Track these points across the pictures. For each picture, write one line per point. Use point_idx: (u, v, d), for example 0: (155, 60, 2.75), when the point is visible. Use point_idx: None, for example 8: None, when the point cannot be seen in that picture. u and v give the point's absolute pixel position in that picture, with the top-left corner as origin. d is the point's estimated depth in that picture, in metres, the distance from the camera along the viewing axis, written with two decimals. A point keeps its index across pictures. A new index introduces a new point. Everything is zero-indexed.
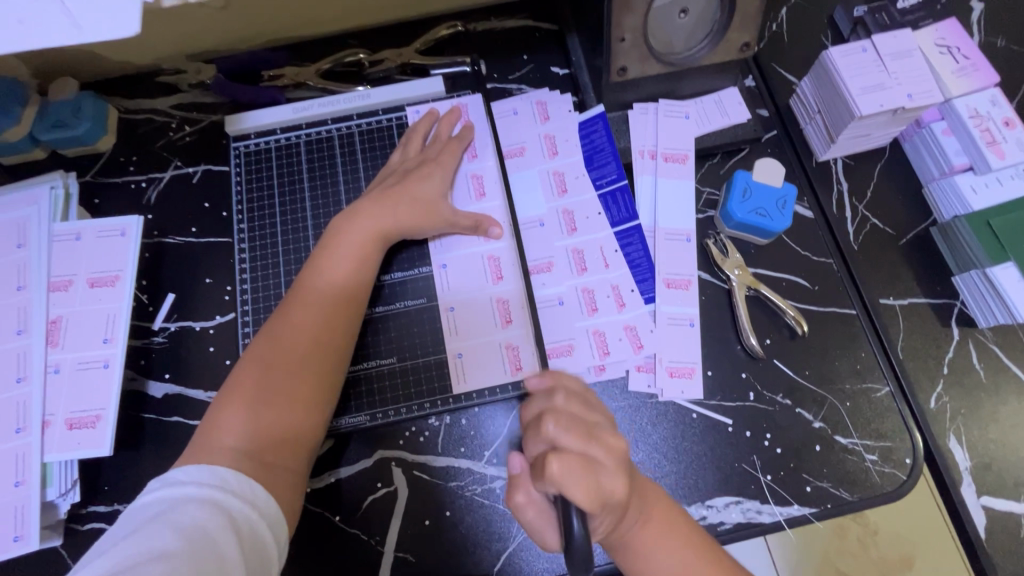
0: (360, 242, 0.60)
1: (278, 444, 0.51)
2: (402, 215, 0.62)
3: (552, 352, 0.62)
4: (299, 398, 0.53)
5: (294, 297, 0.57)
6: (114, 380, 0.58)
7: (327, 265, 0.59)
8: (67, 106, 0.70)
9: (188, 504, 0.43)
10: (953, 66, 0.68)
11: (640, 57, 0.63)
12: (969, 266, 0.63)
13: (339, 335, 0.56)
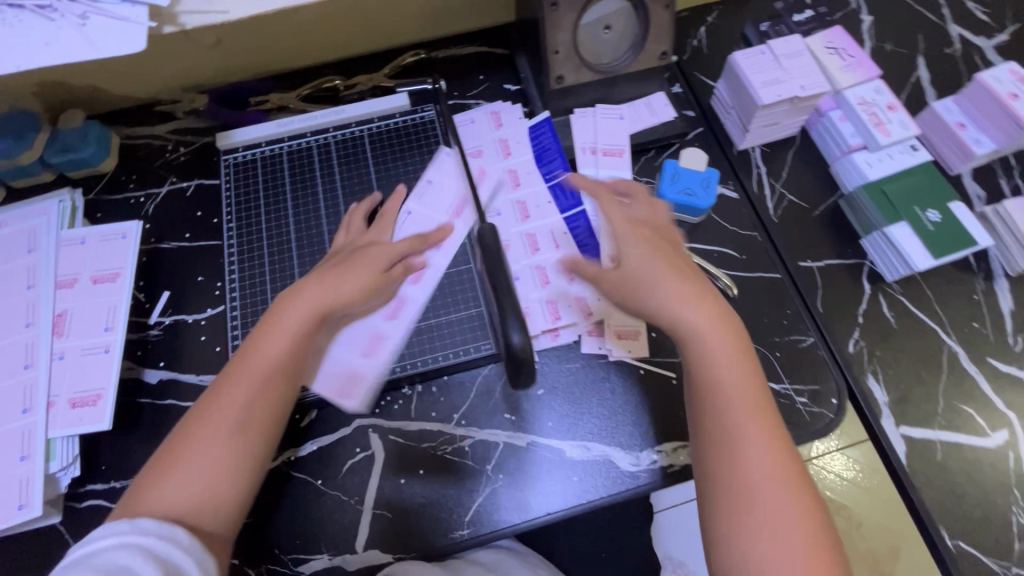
0: (303, 318, 0.60)
1: (211, 504, 0.52)
2: (345, 291, 0.63)
3: None
4: (231, 471, 0.53)
5: (232, 371, 0.58)
6: (114, 363, 0.64)
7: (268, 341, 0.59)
8: (75, 133, 0.79)
9: (113, 547, 0.44)
10: (841, 64, 0.80)
11: (575, 66, 0.75)
12: (871, 229, 0.74)
13: (275, 409, 0.57)
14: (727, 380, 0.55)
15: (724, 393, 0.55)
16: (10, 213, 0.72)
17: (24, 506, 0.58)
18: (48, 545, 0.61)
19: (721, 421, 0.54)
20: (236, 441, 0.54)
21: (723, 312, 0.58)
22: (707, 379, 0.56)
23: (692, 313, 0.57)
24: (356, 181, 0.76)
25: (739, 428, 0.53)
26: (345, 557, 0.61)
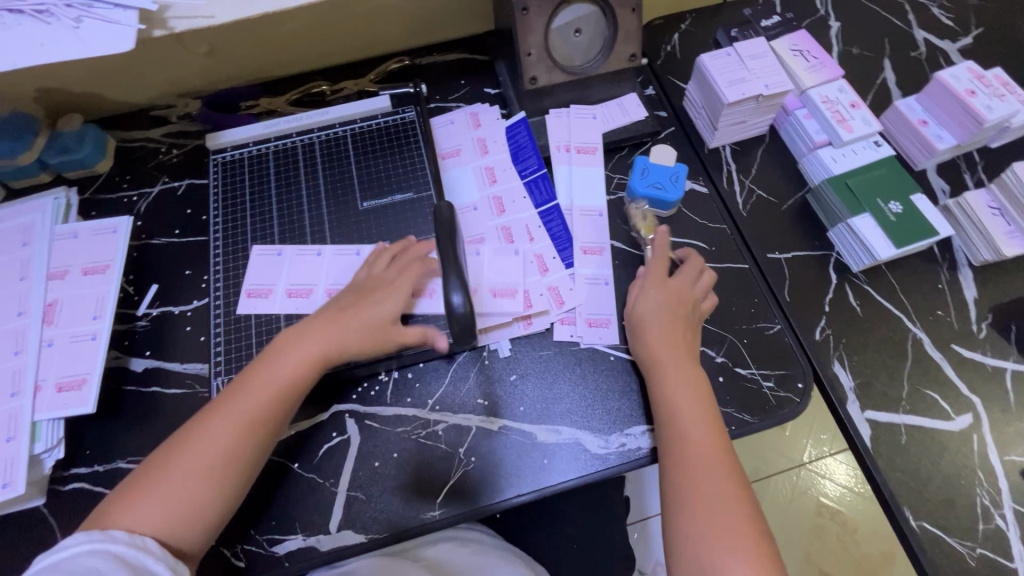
0: (298, 369, 0.61)
1: (184, 526, 0.54)
2: (343, 345, 0.62)
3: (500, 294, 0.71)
4: (201, 507, 0.54)
5: (221, 403, 0.58)
6: (100, 349, 0.67)
7: (260, 384, 0.59)
8: (72, 135, 0.83)
9: (84, 554, 0.48)
10: (805, 65, 0.83)
11: (547, 67, 0.78)
12: (836, 221, 0.75)
13: (255, 451, 0.58)
14: (692, 421, 0.60)
15: (689, 431, 0.60)
16: (7, 210, 0.75)
17: (7, 485, 0.59)
18: (30, 526, 0.63)
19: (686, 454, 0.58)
20: (210, 478, 0.55)
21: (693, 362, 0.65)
22: (673, 416, 0.61)
23: (669, 361, 0.64)
24: (338, 178, 0.79)
25: (697, 463, 0.58)
26: (318, 537, 0.62)
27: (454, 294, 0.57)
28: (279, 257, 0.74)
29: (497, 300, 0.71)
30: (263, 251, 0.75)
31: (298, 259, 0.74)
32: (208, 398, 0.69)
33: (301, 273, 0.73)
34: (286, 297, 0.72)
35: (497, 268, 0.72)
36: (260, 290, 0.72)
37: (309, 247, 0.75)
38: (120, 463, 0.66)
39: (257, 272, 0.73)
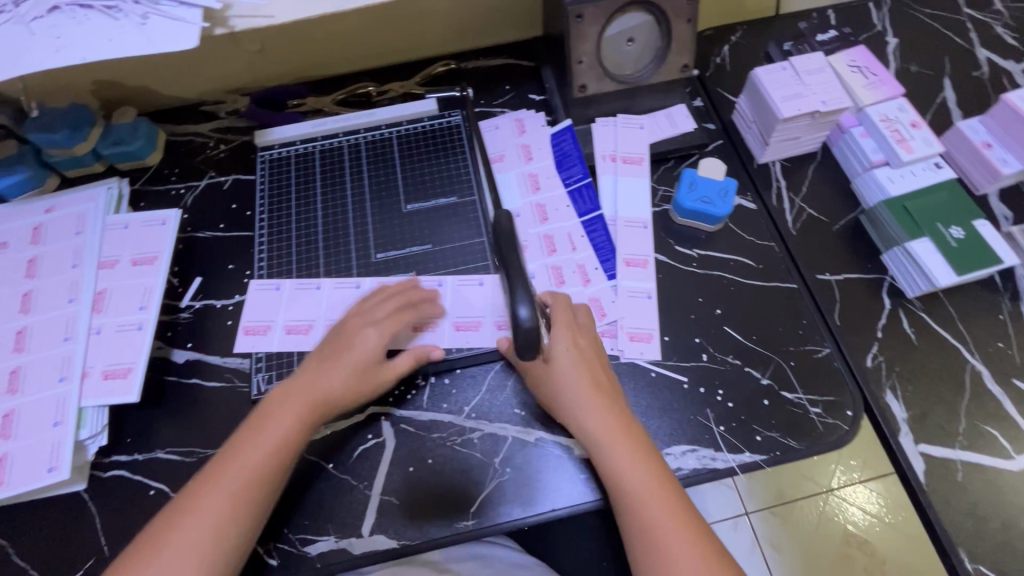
0: (278, 426, 0.60)
1: None
2: (319, 395, 0.62)
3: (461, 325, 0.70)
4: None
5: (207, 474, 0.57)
6: (147, 339, 0.68)
7: (238, 447, 0.58)
8: (126, 127, 0.85)
9: None
10: (864, 82, 0.80)
11: (597, 76, 0.77)
12: (892, 244, 0.73)
13: (248, 520, 0.56)
14: (643, 481, 0.57)
15: (640, 491, 0.57)
16: (62, 198, 0.77)
17: (52, 469, 0.60)
18: (72, 510, 0.64)
19: (641, 520, 0.56)
20: (201, 557, 0.53)
21: (626, 416, 0.62)
22: (621, 481, 0.58)
23: (601, 425, 0.60)
24: (383, 180, 0.79)
25: (655, 523, 0.56)
26: (351, 540, 0.62)
27: (521, 307, 0.50)
28: (279, 291, 0.73)
29: (500, 334, 0.69)
30: (262, 285, 0.73)
31: (299, 292, 0.73)
32: (246, 393, 0.70)
33: (306, 307, 0.72)
34: (286, 334, 0.70)
35: (496, 301, 0.71)
36: (258, 326, 0.71)
37: (310, 281, 0.73)
38: (160, 453, 0.67)
39: (256, 308, 0.73)
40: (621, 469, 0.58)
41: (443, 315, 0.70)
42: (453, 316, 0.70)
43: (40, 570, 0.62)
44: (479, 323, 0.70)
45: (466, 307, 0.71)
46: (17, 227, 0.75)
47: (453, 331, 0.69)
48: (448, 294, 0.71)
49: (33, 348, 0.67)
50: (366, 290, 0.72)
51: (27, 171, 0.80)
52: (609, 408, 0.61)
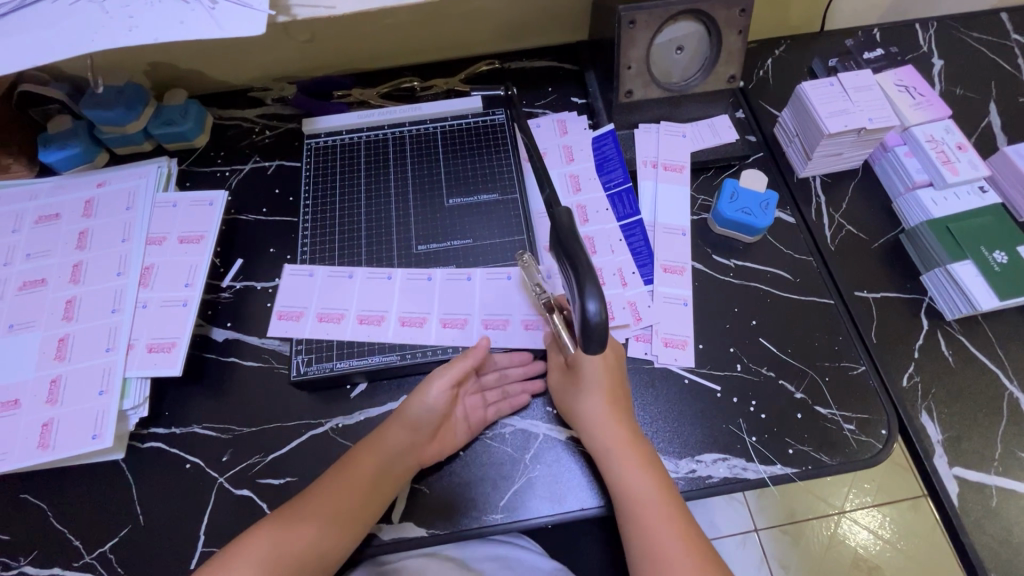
0: (354, 480, 0.60)
1: None
2: (388, 459, 0.61)
3: (490, 323, 0.71)
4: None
5: (286, 514, 0.58)
6: (190, 317, 0.69)
7: (315, 496, 0.59)
8: (178, 109, 0.86)
9: None
10: (911, 102, 0.81)
11: (644, 82, 0.77)
12: (933, 265, 0.72)
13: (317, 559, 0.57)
14: (647, 491, 0.59)
15: (643, 501, 0.59)
16: (114, 174, 0.79)
17: (97, 436, 0.63)
18: (110, 478, 0.65)
19: (643, 528, 0.58)
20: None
21: (632, 426, 0.63)
22: (625, 489, 0.59)
23: (609, 434, 0.62)
24: (426, 173, 0.81)
25: (656, 534, 0.58)
26: (381, 525, 0.63)
27: (588, 300, 0.49)
28: (313, 279, 0.74)
29: (528, 334, 0.70)
30: (296, 271, 0.75)
31: (331, 280, 0.74)
32: (283, 374, 0.71)
33: (340, 296, 0.73)
34: (317, 322, 0.71)
35: (525, 299, 0.72)
36: (291, 313, 0.72)
37: (342, 269, 0.74)
38: (197, 427, 0.68)
39: (289, 294, 0.73)
40: (627, 478, 0.59)
41: (473, 311, 0.71)
42: (482, 314, 0.71)
43: (76, 534, 0.63)
44: (507, 323, 0.71)
45: (496, 304, 0.71)
46: (69, 200, 0.78)
47: (482, 329, 0.70)
48: (476, 289, 0.72)
49: (80, 318, 0.69)
50: (395, 281, 0.73)
51: (79, 146, 0.81)
52: (619, 418, 0.63)
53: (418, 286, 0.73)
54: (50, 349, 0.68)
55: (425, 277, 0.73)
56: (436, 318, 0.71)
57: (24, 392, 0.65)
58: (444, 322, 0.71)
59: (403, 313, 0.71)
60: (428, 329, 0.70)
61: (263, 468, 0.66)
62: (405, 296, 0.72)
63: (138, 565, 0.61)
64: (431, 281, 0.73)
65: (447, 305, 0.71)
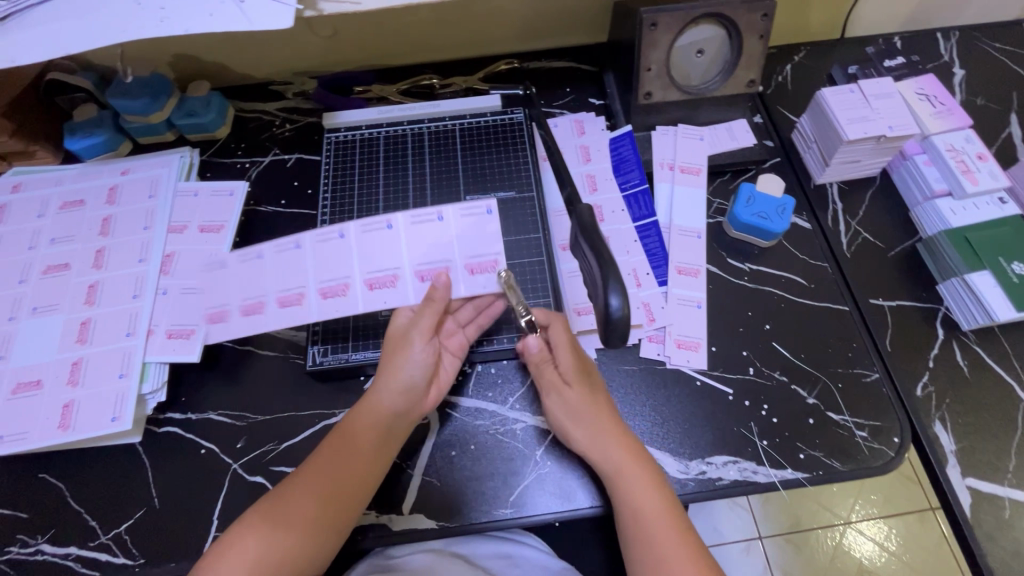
0: (356, 451, 0.60)
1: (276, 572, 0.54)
2: (391, 419, 0.62)
3: (478, 267, 0.67)
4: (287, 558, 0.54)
5: (273, 507, 0.56)
6: (227, 278, 0.69)
7: (310, 474, 0.58)
8: (200, 100, 0.87)
9: None
10: (931, 110, 0.80)
11: (663, 85, 0.78)
12: (950, 274, 0.72)
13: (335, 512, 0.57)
14: (652, 507, 0.58)
15: (648, 518, 0.57)
16: (137, 162, 0.81)
17: (116, 419, 0.64)
18: (126, 461, 0.66)
19: (651, 547, 0.56)
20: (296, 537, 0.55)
21: (636, 442, 0.62)
22: (631, 504, 0.58)
23: (613, 452, 0.60)
24: (444, 170, 0.81)
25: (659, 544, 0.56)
26: (391, 516, 0.63)
27: (610, 296, 0.51)
28: (261, 260, 0.68)
29: (473, 278, 0.67)
30: (245, 257, 0.69)
31: (278, 256, 0.68)
32: (298, 364, 0.72)
33: (281, 277, 0.68)
34: (277, 308, 0.67)
35: (459, 243, 0.68)
36: (291, 297, 0.67)
37: (284, 240, 0.68)
38: (212, 414, 0.69)
39: (238, 287, 0.69)
40: (633, 496, 0.58)
41: (403, 265, 0.67)
42: (415, 266, 0.67)
43: (93, 515, 0.64)
44: (447, 270, 0.67)
45: (429, 255, 0.67)
46: (93, 186, 0.79)
47: (417, 282, 0.67)
48: (401, 235, 0.68)
49: (102, 302, 0.71)
50: (399, 226, 0.68)
51: (104, 135, 0.83)
52: (620, 435, 0.62)
53: (334, 246, 0.68)
54: (72, 332, 0.69)
55: (335, 235, 0.68)
56: (362, 279, 0.67)
57: (45, 373, 0.67)
58: (373, 284, 0.67)
59: (324, 284, 0.67)
60: (355, 294, 0.67)
61: (277, 455, 0.67)
62: (330, 262, 0.67)
63: (152, 547, 0.62)
64: (344, 238, 0.68)
65: (471, 248, 0.68)
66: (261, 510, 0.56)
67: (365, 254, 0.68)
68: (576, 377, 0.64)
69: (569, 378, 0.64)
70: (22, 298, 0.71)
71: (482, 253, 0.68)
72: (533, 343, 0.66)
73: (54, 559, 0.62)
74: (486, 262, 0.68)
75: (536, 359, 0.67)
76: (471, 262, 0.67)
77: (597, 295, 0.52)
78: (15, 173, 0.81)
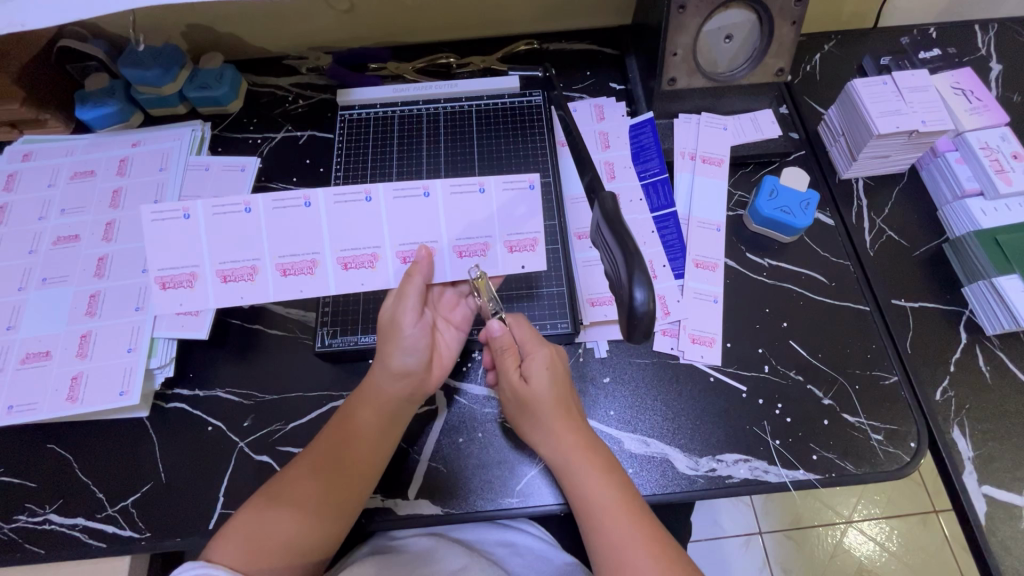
0: (364, 435, 0.59)
1: (279, 556, 0.53)
2: (395, 406, 0.60)
3: (517, 246, 0.61)
4: (295, 540, 0.54)
5: (279, 491, 0.56)
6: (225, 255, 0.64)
7: (315, 461, 0.58)
8: (213, 73, 0.85)
9: None
10: (967, 106, 0.77)
11: (689, 70, 0.75)
12: (977, 277, 0.70)
13: (342, 495, 0.57)
14: (604, 500, 0.55)
15: (600, 513, 0.55)
16: (148, 134, 0.80)
17: (124, 393, 0.64)
18: (135, 435, 0.67)
19: (603, 542, 0.54)
20: (302, 521, 0.55)
21: (589, 434, 0.60)
22: (583, 497, 0.56)
23: (562, 444, 0.58)
24: (459, 152, 0.79)
25: (614, 538, 0.54)
26: (396, 500, 0.63)
27: (635, 289, 0.47)
28: (191, 221, 0.56)
29: (513, 257, 0.61)
30: (222, 208, 0.56)
31: (218, 219, 0.56)
32: (306, 344, 0.71)
33: (227, 245, 0.57)
34: (220, 282, 0.58)
35: (501, 217, 0.60)
36: (300, 265, 0.59)
37: (230, 202, 0.56)
38: (220, 391, 0.69)
39: (162, 253, 0.57)
40: (584, 490, 0.56)
41: (439, 237, 0.60)
42: (452, 240, 0.60)
43: (100, 487, 0.64)
44: (486, 247, 0.61)
45: (465, 228, 0.60)
46: (104, 157, 0.78)
47: (455, 258, 0.61)
48: (438, 206, 0.59)
49: (112, 276, 0.70)
50: (436, 197, 0.59)
51: (116, 105, 0.81)
52: (571, 428, 0.59)
53: (294, 216, 0.57)
54: (81, 304, 0.69)
55: (300, 203, 0.57)
56: (332, 257, 0.59)
57: (54, 344, 0.67)
58: (404, 256, 0.60)
59: (342, 253, 0.59)
60: (385, 266, 0.60)
61: (284, 435, 0.66)
62: (288, 234, 0.58)
63: (158, 522, 0.62)
64: (372, 202, 0.58)
65: (510, 223, 0.61)
66: (264, 493, 0.56)
67: (396, 222, 0.59)
68: (538, 374, 0.59)
69: (530, 374, 0.59)
70: (32, 269, 0.71)
71: (524, 229, 0.61)
72: (496, 328, 0.61)
73: (62, 529, 0.63)
74: (527, 241, 0.61)
75: (499, 347, 0.61)
76: (512, 238, 0.61)
77: (621, 287, 0.49)
78: (26, 142, 0.80)
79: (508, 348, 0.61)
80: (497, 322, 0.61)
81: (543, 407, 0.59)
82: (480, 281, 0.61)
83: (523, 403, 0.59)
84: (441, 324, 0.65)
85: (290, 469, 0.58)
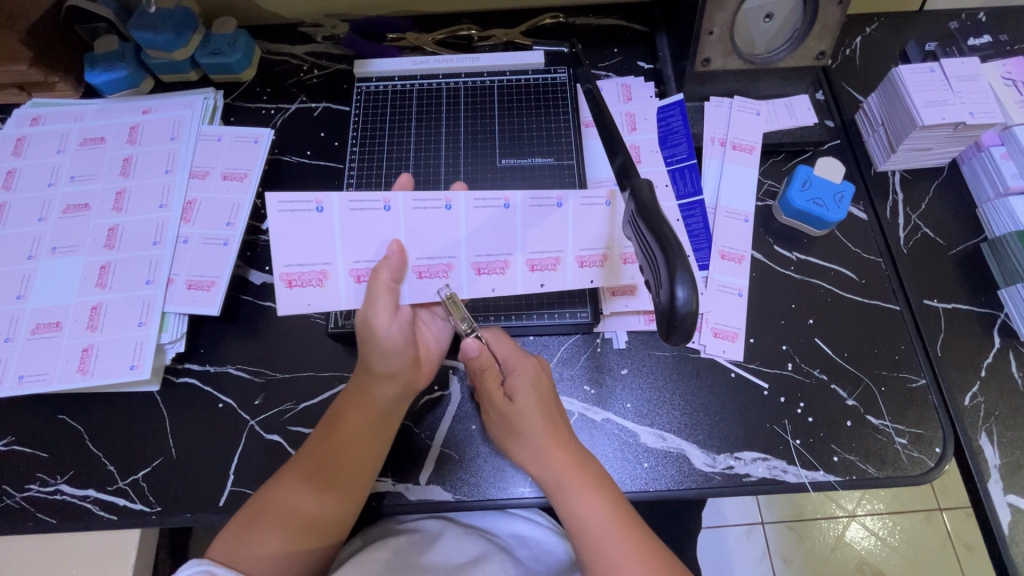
0: (356, 436, 0.57)
1: (277, 555, 0.53)
2: (382, 407, 0.58)
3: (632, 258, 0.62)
4: (290, 539, 0.53)
5: (274, 487, 0.56)
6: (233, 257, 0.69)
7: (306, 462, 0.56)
8: (227, 38, 0.81)
9: None
10: (1017, 98, 0.74)
11: (724, 51, 0.71)
12: (1016, 280, 0.67)
13: (336, 495, 0.56)
14: (595, 513, 0.53)
15: (595, 528, 0.52)
16: (159, 101, 0.77)
17: (134, 367, 0.63)
18: (145, 409, 0.66)
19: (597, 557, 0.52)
20: (298, 522, 0.54)
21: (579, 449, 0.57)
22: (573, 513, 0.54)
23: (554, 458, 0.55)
24: (479, 130, 0.77)
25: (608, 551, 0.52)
26: (407, 485, 0.62)
27: (676, 288, 0.44)
28: (325, 215, 0.56)
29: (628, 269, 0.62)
30: (363, 205, 0.56)
31: (355, 216, 0.56)
32: (320, 324, 0.70)
33: (363, 245, 0.57)
34: (355, 282, 0.58)
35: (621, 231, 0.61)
36: (434, 268, 0.59)
37: (371, 198, 0.56)
38: (231, 368, 0.68)
39: (295, 251, 0.56)
40: (577, 503, 0.54)
41: (565, 247, 0.60)
42: (575, 249, 0.60)
43: (110, 460, 0.64)
44: (606, 258, 0.61)
45: (590, 239, 0.60)
46: (115, 124, 0.76)
47: (577, 269, 0.61)
48: (570, 218, 0.60)
49: (122, 247, 0.69)
50: (569, 210, 0.59)
51: (126, 69, 0.79)
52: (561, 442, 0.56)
53: (436, 217, 0.58)
54: (91, 276, 0.67)
55: (441, 205, 0.57)
56: (467, 260, 0.59)
57: (65, 316, 0.66)
58: (533, 264, 0.60)
59: (477, 258, 0.59)
60: (514, 274, 0.60)
61: (295, 415, 0.65)
62: (429, 235, 0.58)
63: (168, 497, 0.62)
64: (510, 208, 0.59)
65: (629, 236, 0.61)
66: (262, 493, 0.56)
67: (529, 228, 0.59)
68: (524, 393, 0.57)
69: (514, 390, 0.57)
70: (42, 237, 0.70)
71: None
72: (472, 347, 0.58)
73: (72, 500, 0.63)
74: None
75: (479, 366, 0.58)
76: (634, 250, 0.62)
77: (661, 283, 0.46)
78: (35, 106, 0.78)
79: (487, 366, 0.58)
80: (472, 341, 0.58)
81: (529, 421, 0.56)
82: (452, 302, 0.58)
83: (509, 422, 0.57)
84: (427, 314, 0.62)
85: (284, 471, 0.57)
